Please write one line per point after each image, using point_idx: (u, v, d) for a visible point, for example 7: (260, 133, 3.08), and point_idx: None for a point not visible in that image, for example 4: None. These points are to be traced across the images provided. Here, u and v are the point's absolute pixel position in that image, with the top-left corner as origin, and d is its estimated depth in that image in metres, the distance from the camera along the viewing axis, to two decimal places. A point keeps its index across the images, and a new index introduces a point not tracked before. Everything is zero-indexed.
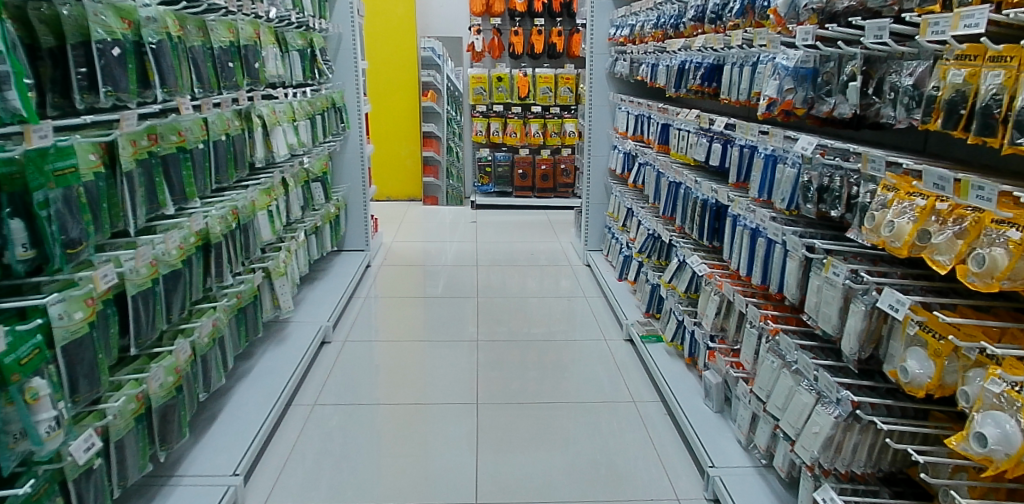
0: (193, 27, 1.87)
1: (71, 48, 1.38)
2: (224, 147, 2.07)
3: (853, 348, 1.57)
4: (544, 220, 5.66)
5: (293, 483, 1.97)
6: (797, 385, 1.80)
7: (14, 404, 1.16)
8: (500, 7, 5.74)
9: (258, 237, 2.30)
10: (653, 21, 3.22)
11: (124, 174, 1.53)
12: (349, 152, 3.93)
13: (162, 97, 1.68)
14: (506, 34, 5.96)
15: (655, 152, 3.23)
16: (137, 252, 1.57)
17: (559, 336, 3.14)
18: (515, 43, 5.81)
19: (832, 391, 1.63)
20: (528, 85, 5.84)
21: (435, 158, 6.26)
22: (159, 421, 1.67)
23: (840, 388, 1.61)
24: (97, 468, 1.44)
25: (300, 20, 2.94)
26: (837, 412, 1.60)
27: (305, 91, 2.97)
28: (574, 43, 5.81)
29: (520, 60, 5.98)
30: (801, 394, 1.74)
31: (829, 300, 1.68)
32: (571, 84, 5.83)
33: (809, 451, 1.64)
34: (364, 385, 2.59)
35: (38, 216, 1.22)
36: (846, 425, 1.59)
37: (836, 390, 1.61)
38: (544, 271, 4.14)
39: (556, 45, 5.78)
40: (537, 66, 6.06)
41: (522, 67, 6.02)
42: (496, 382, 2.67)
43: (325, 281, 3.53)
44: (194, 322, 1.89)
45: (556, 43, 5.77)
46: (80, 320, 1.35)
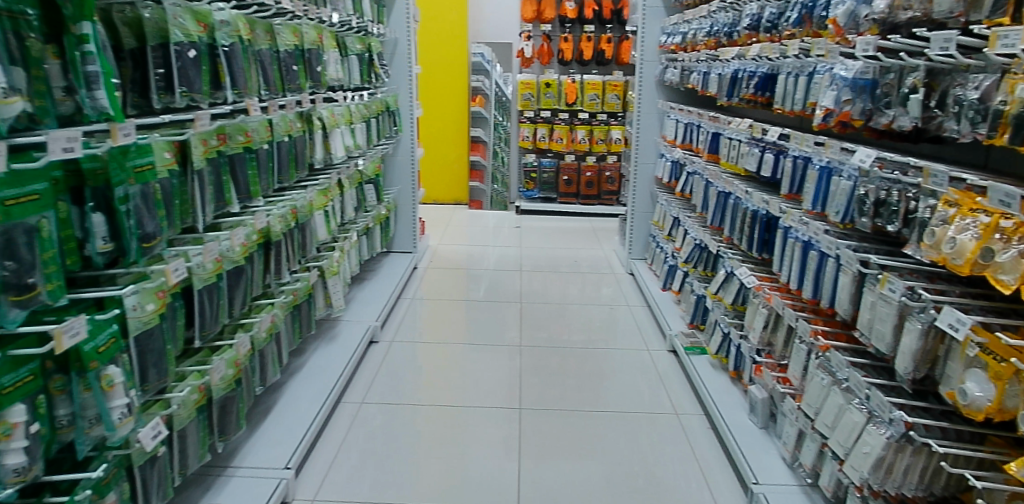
0: (261, 31, 1.93)
1: (151, 49, 1.45)
2: (286, 148, 2.12)
3: (908, 367, 1.53)
4: (588, 227, 5.64)
5: (339, 480, 2.00)
6: (847, 403, 1.76)
7: (91, 390, 1.27)
8: (551, 13, 5.76)
9: (315, 237, 2.35)
10: (706, 29, 3.20)
11: (195, 172, 1.60)
12: (401, 154, 3.98)
13: (232, 98, 1.74)
14: (554, 40, 6.00)
15: (704, 160, 3.18)
16: (204, 248, 1.62)
17: (599, 345, 3.13)
18: (563, 50, 5.85)
19: (885, 411, 1.58)
20: (576, 92, 5.84)
21: (481, 163, 6.31)
22: (219, 412, 1.73)
23: (893, 408, 1.56)
24: (161, 456, 1.50)
25: (359, 25, 2.99)
26: (889, 433, 1.56)
27: (361, 94, 3.02)
28: (624, 50, 5.79)
29: (568, 66, 5.99)
30: (852, 412, 1.70)
31: (884, 317, 1.64)
32: (619, 91, 5.82)
33: (859, 471, 1.61)
34: (409, 386, 2.62)
35: (118, 211, 1.34)
36: (898, 446, 1.54)
37: (890, 410, 1.57)
38: (586, 278, 4.13)
39: (604, 52, 5.79)
40: (585, 73, 6.07)
41: (570, 73, 6.04)
42: (536, 388, 2.67)
43: (373, 281, 3.59)
44: (254, 317, 1.94)
45: (604, 49, 5.78)
46: (152, 311, 1.43)
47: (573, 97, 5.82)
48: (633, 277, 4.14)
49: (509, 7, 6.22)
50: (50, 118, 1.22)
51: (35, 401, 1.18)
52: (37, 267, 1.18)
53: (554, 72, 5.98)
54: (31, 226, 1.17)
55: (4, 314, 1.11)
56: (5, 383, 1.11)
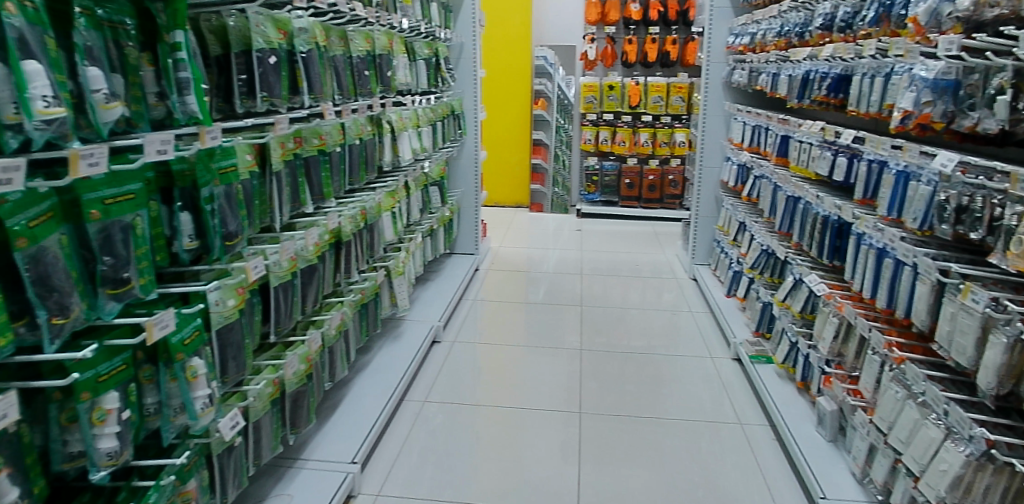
0: (336, 38, 1.99)
1: (234, 56, 1.53)
2: (357, 151, 2.18)
3: (991, 382, 1.44)
4: (650, 232, 5.56)
5: (401, 477, 2.03)
6: (923, 418, 1.67)
7: (177, 381, 1.34)
8: (615, 15, 5.74)
9: (382, 237, 2.40)
10: (776, 29, 3.11)
11: (273, 174, 1.66)
12: (465, 157, 4.02)
13: (308, 102, 1.80)
14: (619, 43, 5.95)
15: (772, 164, 3.09)
16: (282, 246, 1.69)
17: (660, 351, 3.08)
18: (627, 52, 5.82)
19: (964, 427, 1.50)
20: (640, 94, 5.80)
21: (542, 166, 6.35)
22: (291, 406, 1.79)
23: (973, 424, 1.48)
24: (238, 446, 1.57)
25: (428, 30, 3.04)
26: (968, 450, 1.47)
27: (429, 98, 3.08)
28: (689, 51, 5.71)
29: (632, 68, 5.97)
30: (928, 428, 1.62)
31: (965, 329, 1.55)
32: (683, 93, 5.75)
33: (934, 489, 1.53)
34: (469, 386, 2.64)
35: (204, 210, 1.41)
36: (977, 464, 1.46)
37: (969, 426, 1.48)
38: (647, 283, 4.07)
39: (670, 54, 5.73)
40: (649, 75, 6.01)
41: (634, 76, 6.00)
42: (594, 393, 2.64)
43: (436, 281, 3.65)
44: (325, 315, 1.99)
45: (669, 50, 5.73)
46: (233, 306, 1.49)
47: (636, 99, 5.78)
48: (697, 282, 4.06)
49: (574, 10, 6.21)
50: (144, 122, 1.31)
51: (127, 388, 1.26)
52: (132, 262, 1.27)
53: (618, 74, 5.96)
54: (126, 224, 1.26)
55: (101, 306, 1.20)
56: (102, 370, 1.20)
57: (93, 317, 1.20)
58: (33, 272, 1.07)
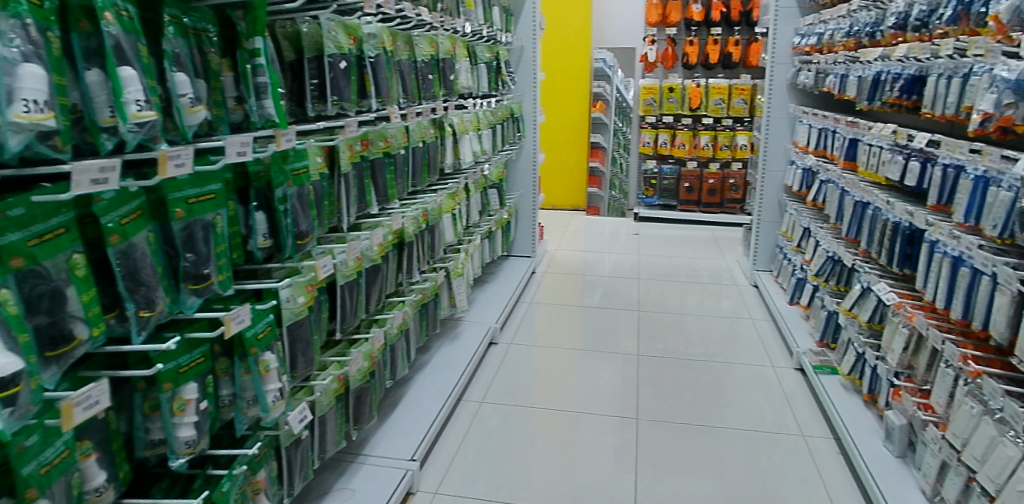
0: (402, 43, 2.03)
1: (307, 61, 1.59)
2: (420, 154, 2.22)
3: None
4: (709, 236, 5.46)
5: (457, 476, 2.05)
6: (1000, 435, 1.58)
7: (250, 374, 1.40)
8: (677, 16, 5.69)
9: (442, 239, 2.43)
10: (845, 29, 3.02)
11: (341, 175, 1.71)
12: (523, 160, 4.04)
13: (376, 106, 1.84)
14: (680, 44, 5.89)
15: (839, 168, 2.99)
16: (348, 246, 1.73)
17: (718, 358, 3.01)
18: (688, 54, 5.75)
19: None
20: (701, 96, 5.71)
21: (600, 169, 6.32)
22: (354, 402, 1.83)
23: None
24: (304, 440, 1.62)
25: (489, 34, 3.07)
26: None
27: (489, 101, 3.10)
28: (752, 53, 5.59)
29: (693, 70, 5.88)
30: (1005, 446, 1.53)
31: None
32: (746, 95, 5.63)
33: None
34: (524, 389, 2.65)
35: (277, 210, 1.47)
36: None
37: None
38: (706, 289, 3.99)
39: (732, 55, 5.64)
40: (710, 77, 5.91)
41: (695, 78, 5.90)
42: (650, 399, 2.60)
43: (493, 283, 3.67)
44: (387, 314, 2.03)
45: (731, 52, 5.64)
46: (303, 303, 1.55)
47: (697, 101, 5.68)
48: (758, 288, 3.96)
49: (635, 11, 6.16)
50: (224, 125, 1.37)
51: (205, 380, 1.32)
52: (212, 259, 1.32)
53: (678, 76, 5.88)
54: (207, 222, 1.31)
55: (183, 300, 1.26)
56: (183, 362, 1.26)
57: (176, 311, 1.26)
58: (123, 266, 1.14)
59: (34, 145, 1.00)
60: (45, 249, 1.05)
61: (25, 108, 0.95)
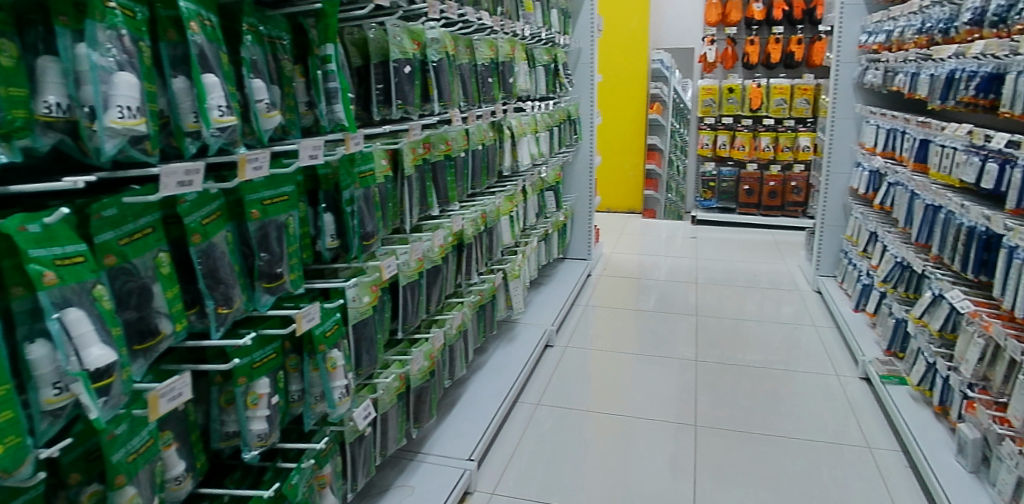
0: (463, 47, 2.06)
1: (373, 66, 1.63)
2: (480, 156, 2.24)
3: None
4: (769, 240, 5.33)
5: (513, 478, 2.05)
6: None
7: (319, 370, 1.44)
8: (738, 16, 5.57)
9: (500, 241, 2.45)
10: (916, 26, 2.91)
11: (404, 178, 1.75)
12: (580, 162, 4.04)
13: (438, 109, 1.87)
14: (740, 43, 5.78)
15: (909, 170, 2.85)
16: (411, 247, 1.77)
17: (778, 366, 2.93)
18: (749, 53, 5.64)
19: None
20: (761, 97, 5.60)
21: (656, 172, 6.27)
22: (414, 401, 1.86)
23: None
24: (368, 437, 1.65)
25: (547, 37, 3.08)
26: None
27: (546, 104, 3.11)
28: (816, 51, 5.44)
29: (753, 70, 5.78)
30: None
31: None
32: (809, 95, 5.48)
33: None
34: (580, 392, 2.63)
35: (345, 211, 1.51)
36: None
37: None
38: (766, 294, 3.90)
39: (795, 54, 5.50)
40: (772, 77, 5.79)
41: (756, 78, 5.80)
42: (707, 406, 2.55)
43: (549, 286, 3.67)
44: (447, 314, 2.06)
45: (794, 51, 5.50)
46: (367, 303, 1.59)
47: (758, 102, 5.57)
48: (821, 294, 3.84)
49: (693, 11, 6.06)
50: (296, 130, 1.42)
51: (277, 375, 1.37)
52: (285, 259, 1.37)
53: (738, 77, 5.78)
54: (280, 223, 1.36)
55: (257, 298, 1.31)
56: (257, 358, 1.31)
57: (250, 309, 1.31)
58: (204, 265, 1.19)
59: (126, 149, 1.06)
60: (135, 247, 1.10)
61: (120, 114, 1.02)
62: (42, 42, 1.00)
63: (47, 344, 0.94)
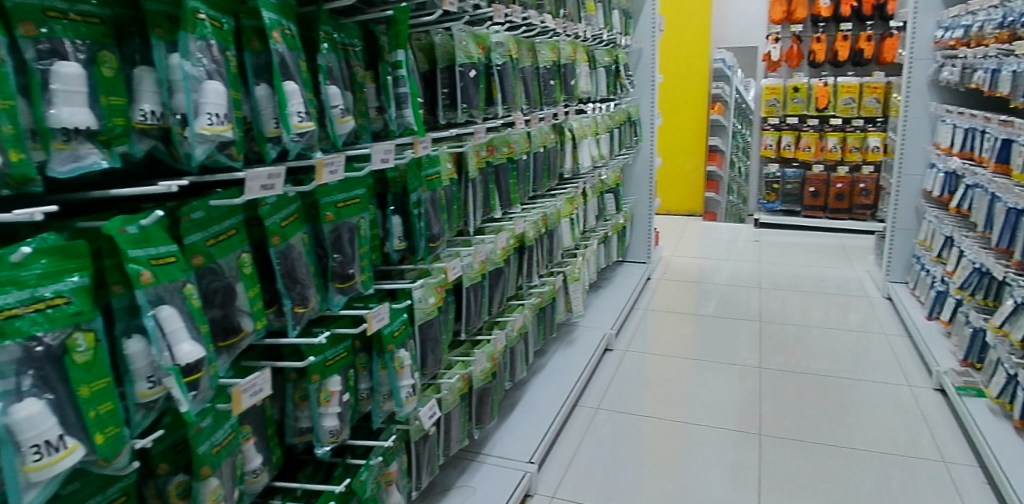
0: (526, 50, 2.07)
1: (440, 71, 1.66)
2: (541, 158, 2.25)
3: None
4: (835, 244, 5.16)
5: (573, 482, 2.05)
6: None
7: (387, 370, 1.47)
8: (803, 12, 5.44)
9: (561, 243, 2.45)
10: (997, 21, 2.76)
11: (469, 180, 1.78)
12: (640, 164, 4.01)
13: (502, 112, 1.89)
14: (806, 42, 5.65)
15: (990, 172, 2.71)
16: (474, 249, 1.79)
17: (844, 374, 2.84)
18: (815, 51, 5.49)
19: None
20: (828, 96, 5.42)
21: (717, 174, 6.23)
22: (477, 402, 1.88)
23: None
24: (432, 436, 1.68)
25: (609, 38, 3.07)
26: None
27: (607, 105, 3.10)
28: (887, 48, 5.24)
29: (820, 68, 5.62)
30: None
31: None
32: (879, 93, 5.27)
33: None
34: (639, 397, 2.61)
35: (412, 214, 1.55)
36: None
37: None
38: (832, 300, 3.78)
39: (863, 51, 5.31)
40: (839, 75, 5.63)
41: (823, 76, 5.63)
42: (771, 415, 2.49)
43: (608, 288, 3.66)
44: (509, 316, 2.08)
45: (863, 48, 5.32)
46: (432, 304, 1.62)
47: (824, 101, 5.41)
48: (891, 301, 3.70)
49: (756, 8, 5.92)
50: (367, 134, 1.45)
51: (348, 373, 1.40)
52: (356, 260, 1.40)
53: (804, 75, 5.64)
54: (352, 225, 1.40)
55: (330, 298, 1.35)
56: (329, 356, 1.34)
57: (324, 308, 1.34)
58: (282, 265, 1.23)
59: (214, 154, 1.11)
60: (220, 248, 1.15)
61: (209, 121, 1.05)
62: (138, 53, 1.08)
63: (143, 339, 0.98)
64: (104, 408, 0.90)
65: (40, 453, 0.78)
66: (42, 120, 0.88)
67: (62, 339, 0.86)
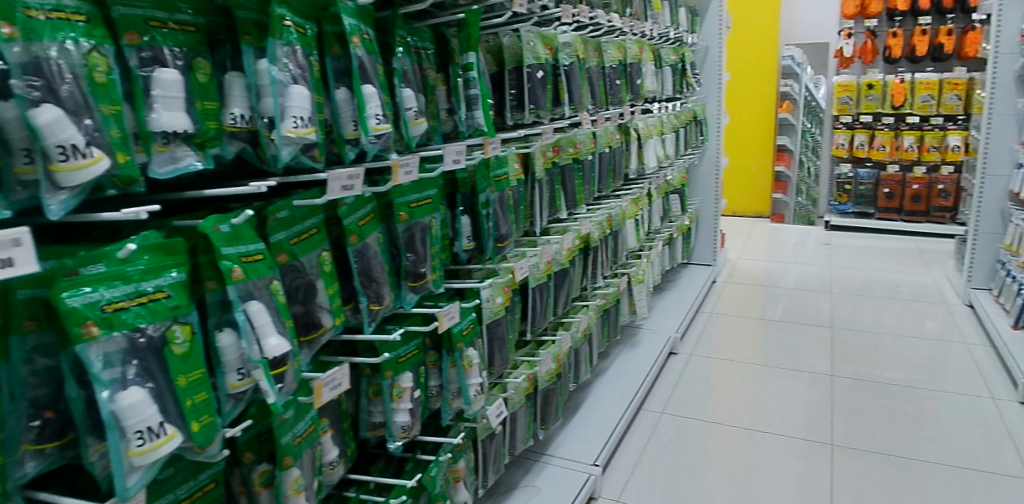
0: (592, 50, 2.07)
1: (507, 72, 1.68)
2: (607, 158, 2.25)
3: None
4: (912, 248, 4.94)
5: (638, 488, 2.02)
6: None
7: (456, 367, 1.50)
8: (877, 6, 5.24)
9: (625, 245, 2.43)
10: None
11: (535, 181, 1.80)
12: (706, 165, 3.95)
13: (568, 112, 1.89)
14: (880, 36, 5.42)
15: None
16: (540, 250, 1.80)
17: (920, 384, 2.71)
18: (890, 46, 5.27)
19: None
20: (905, 93, 5.20)
21: (785, 174, 6.06)
22: (541, 402, 1.89)
23: None
24: (499, 434, 1.70)
25: (675, 36, 3.03)
26: None
27: (672, 105, 3.05)
28: (968, 42, 4.96)
29: (896, 64, 5.38)
30: None
31: None
32: (961, 90, 5.01)
33: None
34: (704, 403, 2.56)
35: (481, 214, 1.57)
36: None
37: None
38: (908, 306, 3.61)
39: (943, 46, 5.06)
40: (917, 71, 5.37)
41: (899, 73, 5.39)
42: (842, 425, 2.40)
43: (674, 291, 3.61)
44: (574, 318, 2.08)
45: (943, 43, 5.06)
46: (500, 303, 1.63)
47: (900, 98, 5.19)
48: (973, 309, 3.50)
49: (827, 3, 5.72)
50: (439, 136, 1.48)
51: (418, 370, 1.44)
52: (428, 259, 1.43)
53: (878, 72, 5.42)
54: (425, 225, 1.42)
55: (403, 296, 1.38)
56: (401, 353, 1.38)
57: (397, 306, 1.38)
58: (360, 264, 1.26)
59: (299, 156, 1.14)
60: (303, 246, 1.19)
61: (294, 124, 1.09)
62: (229, 60, 1.12)
63: (233, 332, 1.03)
64: (199, 397, 0.93)
65: (144, 439, 0.82)
66: (144, 124, 0.93)
67: (163, 331, 0.90)
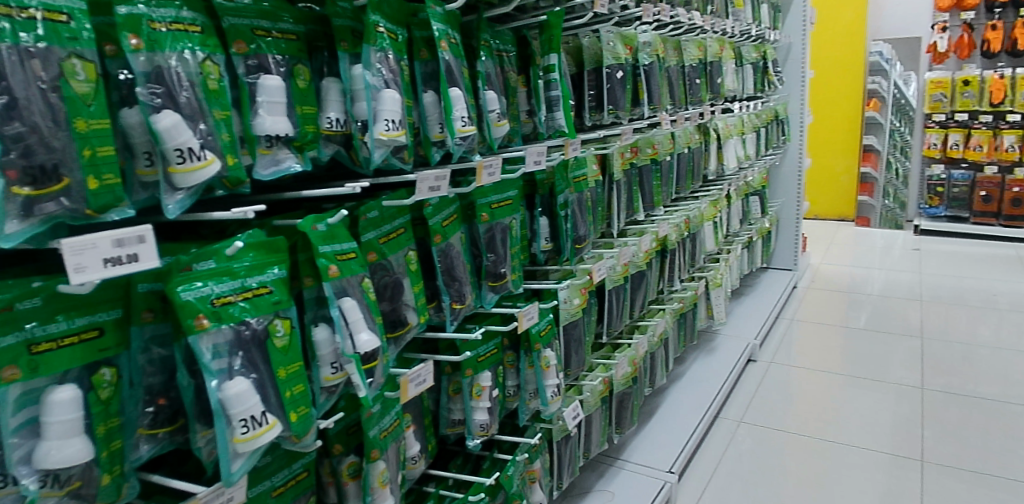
0: (671, 49, 2.04)
1: (587, 73, 1.71)
2: (686, 159, 2.21)
3: None
4: (1011, 255, 4.63)
5: (714, 498, 1.98)
6: None
7: (533, 368, 1.51)
8: None
9: (703, 248, 2.37)
10: None
11: (613, 182, 1.78)
12: (787, 166, 3.83)
13: (647, 113, 1.87)
14: (978, 29, 5.09)
15: None
16: (617, 252, 1.80)
17: (1020, 401, 2.53)
18: (989, 40, 4.95)
19: None
20: (1004, 89, 4.90)
21: (872, 175, 5.74)
22: (617, 406, 1.88)
23: None
24: (573, 437, 1.70)
25: (757, 33, 2.95)
26: None
27: (753, 104, 2.98)
28: None
29: (995, 58, 5.06)
30: None
31: None
32: None
33: None
34: (784, 413, 2.47)
35: (559, 215, 1.57)
36: None
37: None
38: (1007, 317, 3.38)
39: None
40: (1018, 66, 5.03)
41: (998, 67, 5.07)
42: (933, 441, 2.26)
43: (753, 296, 3.51)
44: (649, 321, 2.05)
45: None
46: (577, 305, 1.62)
47: (1000, 95, 4.90)
48: None
49: None
50: (519, 137, 1.49)
51: (497, 370, 1.45)
52: (508, 259, 1.44)
53: (975, 67, 5.11)
54: (505, 225, 1.43)
55: (483, 296, 1.40)
56: (481, 352, 1.40)
57: (478, 305, 1.39)
58: (443, 263, 1.29)
59: (389, 158, 1.17)
60: (390, 245, 1.23)
61: (386, 127, 1.12)
62: (326, 66, 1.17)
63: (327, 327, 1.07)
64: (297, 389, 0.96)
65: (247, 427, 0.85)
66: (249, 128, 0.98)
67: (266, 324, 0.94)
